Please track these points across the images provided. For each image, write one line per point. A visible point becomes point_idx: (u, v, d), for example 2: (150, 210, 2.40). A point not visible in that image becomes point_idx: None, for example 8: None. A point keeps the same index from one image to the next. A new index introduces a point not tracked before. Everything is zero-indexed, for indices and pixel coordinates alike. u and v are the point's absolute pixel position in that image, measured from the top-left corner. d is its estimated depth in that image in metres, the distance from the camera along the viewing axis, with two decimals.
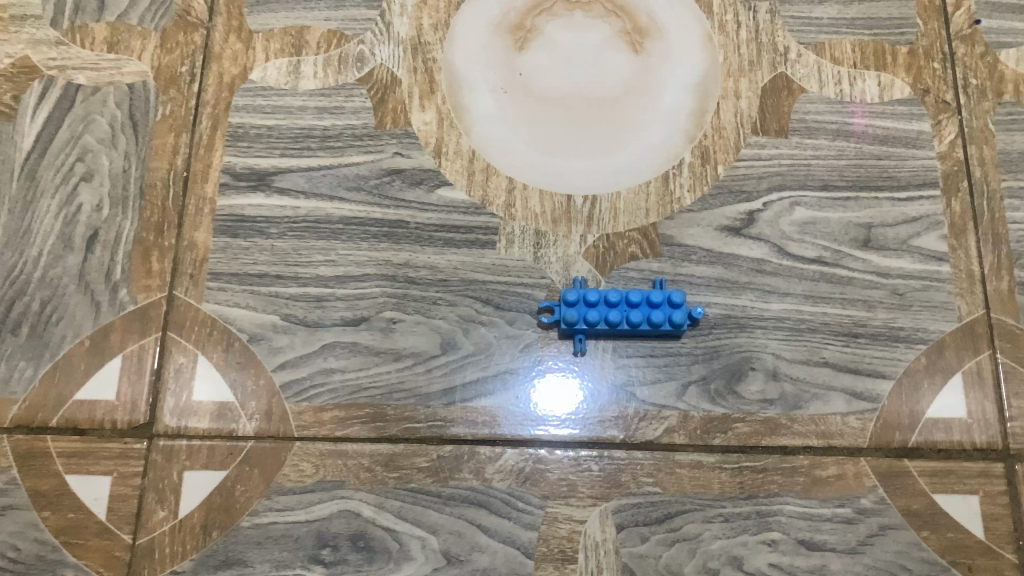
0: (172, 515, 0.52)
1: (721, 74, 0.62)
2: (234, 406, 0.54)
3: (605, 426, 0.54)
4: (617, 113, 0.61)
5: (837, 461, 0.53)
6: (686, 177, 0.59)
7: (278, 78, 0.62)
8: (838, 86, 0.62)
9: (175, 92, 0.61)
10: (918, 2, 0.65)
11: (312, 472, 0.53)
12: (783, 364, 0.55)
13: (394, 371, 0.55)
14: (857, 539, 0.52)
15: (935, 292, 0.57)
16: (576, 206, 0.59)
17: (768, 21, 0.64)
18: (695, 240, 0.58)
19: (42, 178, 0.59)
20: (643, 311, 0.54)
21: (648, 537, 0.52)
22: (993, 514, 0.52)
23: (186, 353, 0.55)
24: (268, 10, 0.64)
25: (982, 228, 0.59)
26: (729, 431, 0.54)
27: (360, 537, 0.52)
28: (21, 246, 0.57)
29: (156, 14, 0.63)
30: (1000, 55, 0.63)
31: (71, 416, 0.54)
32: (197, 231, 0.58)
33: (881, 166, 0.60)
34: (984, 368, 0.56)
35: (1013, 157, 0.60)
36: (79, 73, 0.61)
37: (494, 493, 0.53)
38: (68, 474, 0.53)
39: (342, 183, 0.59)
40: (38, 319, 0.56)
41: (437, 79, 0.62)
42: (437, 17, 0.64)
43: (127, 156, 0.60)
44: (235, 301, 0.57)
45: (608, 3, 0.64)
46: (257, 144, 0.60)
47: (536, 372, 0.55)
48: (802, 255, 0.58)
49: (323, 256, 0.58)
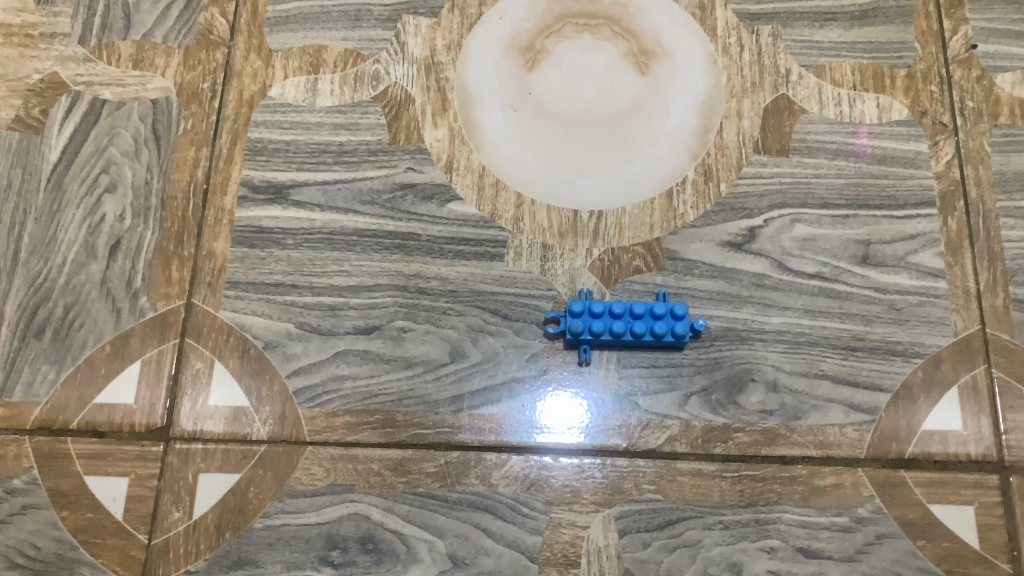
0: (187, 516, 0.54)
1: (724, 95, 0.64)
2: (248, 410, 0.56)
3: (608, 434, 0.55)
4: (623, 131, 0.63)
5: (834, 470, 0.54)
6: (690, 194, 0.61)
7: (296, 95, 0.64)
8: (838, 107, 0.64)
9: (196, 107, 0.63)
10: (916, 27, 0.67)
11: (323, 475, 0.54)
12: (783, 376, 0.57)
13: (404, 378, 0.57)
14: (854, 547, 0.53)
15: (932, 307, 0.59)
16: (583, 220, 0.61)
17: (770, 44, 0.66)
18: (698, 255, 0.60)
19: (68, 189, 0.61)
20: (646, 323, 0.56)
21: (650, 543, 0.53)
22: (988, 524, 0.54)
23: (203, 359, 0.57)
24: (287, 29, 0.66)
25: (978, 246, 0.60)
26: (730, 441, 0.55)
27: (369, 539, 0.53)
28: (46, 254, 0.59)
29: (179, 33, 0.66)
30: (996, 79, 0.65)
31: (91, 419, 0.56)
32: (215, 241, 0.60)
33: (880, 185, 0.62)
34: (979, 382, 0.57)
35: (1008, 177, 0.62)
36: (105, 89, 0.64)
37: (499, 498, 0.54)
38: (87, 475, 0.54)
39: (356, 196, 0.61)
40: (62, 324, 0.58)
41: (449, 98, 0.64)
42: (450, 38, 0.66)
43: (150, 169, 0.62)
44: (251, 309, 0.58)
45: (615, 25, 0.66)
46: (274, 158, 0.62)
47: (542, 381, 0.57)
48: (802, 270, 0.59)
49: (337, 266, 0.60)
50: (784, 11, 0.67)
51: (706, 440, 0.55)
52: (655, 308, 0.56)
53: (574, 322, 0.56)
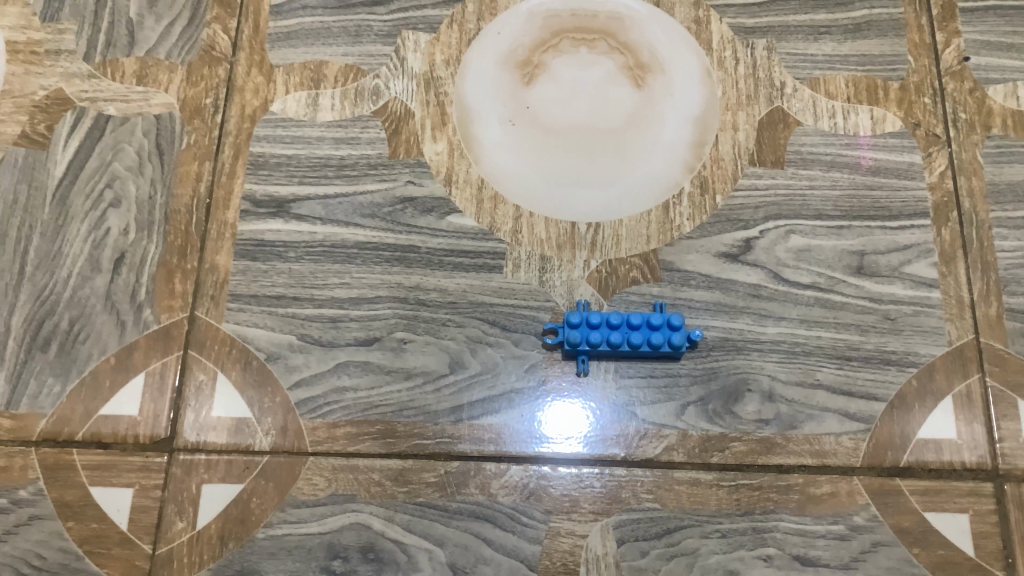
0: (190, 526, 0.54)
1: (720, 108, 0.65)
2: (251, 422, 0.57)
3: (607, 444, 0.56)
4: (620, 144, 0.64)
5: (830, 479, 0.55)
6: (686, 206, 0.62)
7: (297, 110, 0.65)
8: (832, 120, 0.65)
9: (199, 123, 0.64)
10: (909, 39, 0.67)
11: (325, 486, 0.55)
12: (779, 385, 0.57)
13: (405, 389, 0.58)
14: (850, 555, 0.54)
15: (926, 317, 0.59)
16: (580, 232, 0.62)
17: (765, 57, 0.67)
18: (694, 266, 0.60)
19: (73, 203, 0.62)
20: (643, 333, 0.57)
21: (647, 551, 0.54)
22: (983, 532, 0.54)
23: (206, 371, 0.58)
24: (288, 45, 0.67)
25: (971, 256, 0.61)
26: (726, 450, 0.56)
27: (370, 549, 0.54)
28: (51, 267, 0.60)
29: (182, 49, 0.67)
30: (988, 90, 0.66)
31: (95, 430, 0.56)
32: (218, 255, 0.61)
33: (874, 196, 0.63)
34: (973, 391, 0.57)
35: (1001, 188, 0.63)
36: (109, 105, 0.65)
37: (498, 508, 0.55)
38: (92, 486, 0.55)
39: (357, 210, 0.62)
40: (67, 337, 0.58)
41: (448, 112, 0.65)
42: (449, 53, 0.67)
43: (153, 184, 0.63)
44: (253, 322, 0.59)
45: (612, 40, 0.67)
46: (276, 172, 0.63)
47: (541, 391, 0.57)
48: (797, 281, 0.60)
49: (338, 279, 0.60)
50: (778, 25, 0.68)
51: (703, 449, 0.56)
52: (651, 319, 0.57)
53: (573, 331, 0.57)
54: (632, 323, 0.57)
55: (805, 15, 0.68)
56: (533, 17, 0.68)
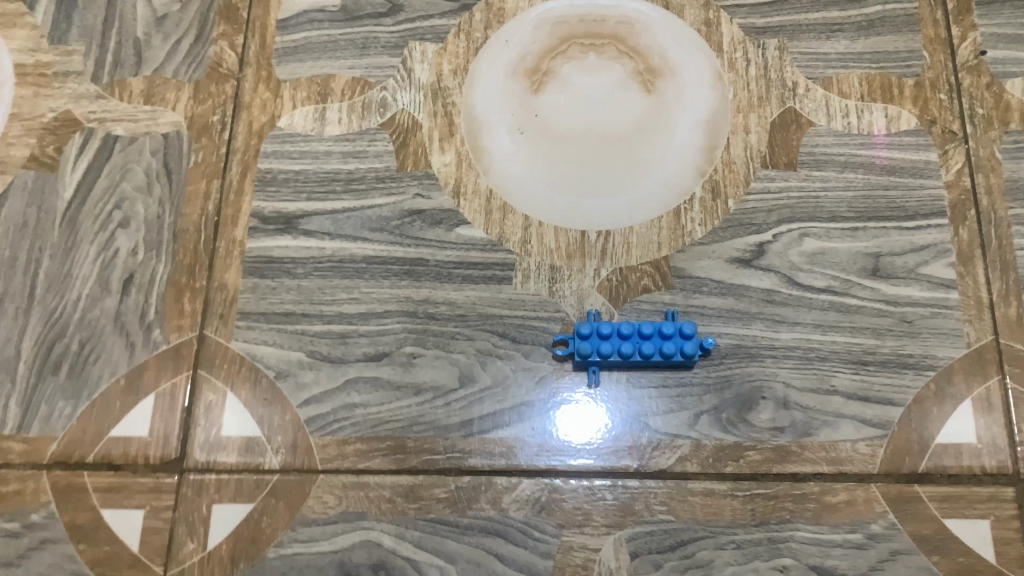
0: (201, 546, 0.54)
1: (731, 110, 0.64)
2: (261, 440, 0.56)
3: (619, 456, 0.55)
4: (630, 150, 0.63)
5: (849, 487, 0.54)
6: (697, 212, 0.61)
7: (304, 125, 0.65)
8: (846, 119, 0.63)
9: (207, 140, 0.64)
10: (924, 35, 0.66)
11: (335, 504, 0.55)
12: (794, 393, 0.56)
13: (414, 404, 0.57)
14: (870, 565, 0.52)
15: (944, 319, 0.58)
16: (590, 241, 0.61)
17: (776, 58, 0.65)
18: (706, 273, 0.59)
19: (82, 224, 0.62)
20: (655, 343, 0.56)
21: (662, 564, 0.53)
22: (1005, 539, 0.52)
23: (216, 390, 0.58)
24: (295, 60, 0.67)
25: (990, 255, 0.59)
26: (742, 459, 0.55)
27: (380, 566, 0.53)
28: (62, 289, 0.60)
29: (190, 67, 0.67)
30: (1006, 85, 0.64)
31: (107, 452, 0.56)
32: (226, 272, 0.61)
33: (890, 196, 0.61)
34: (991, 394, 0.56)
35: (1021, 185, 0.61)
36: (117, 125, 0.65)
37: (510, 523, 0.54)
38: (104, 507, 0.55)
39: (365, 224, 0.62)
40: (78, 358, 0.58)
41: (456, 122, 0.64)
42: (456, 63, 0.66)
43: (161, 203, 0.63)
44: (263, 339, 0.59)
45: (620, 45, 0.66)
46: (284, 188, 0.63)
47: (551, 403, 0.57)
48: (812, 285, 0.59)
49: (346, 294, 0.60)
50: (789, 24, 0.66)
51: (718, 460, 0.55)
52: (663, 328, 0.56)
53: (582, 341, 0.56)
54: (643, 333, 0.56)
55: (817, 13, 0.67)
56: (541, 24, 0.67)
